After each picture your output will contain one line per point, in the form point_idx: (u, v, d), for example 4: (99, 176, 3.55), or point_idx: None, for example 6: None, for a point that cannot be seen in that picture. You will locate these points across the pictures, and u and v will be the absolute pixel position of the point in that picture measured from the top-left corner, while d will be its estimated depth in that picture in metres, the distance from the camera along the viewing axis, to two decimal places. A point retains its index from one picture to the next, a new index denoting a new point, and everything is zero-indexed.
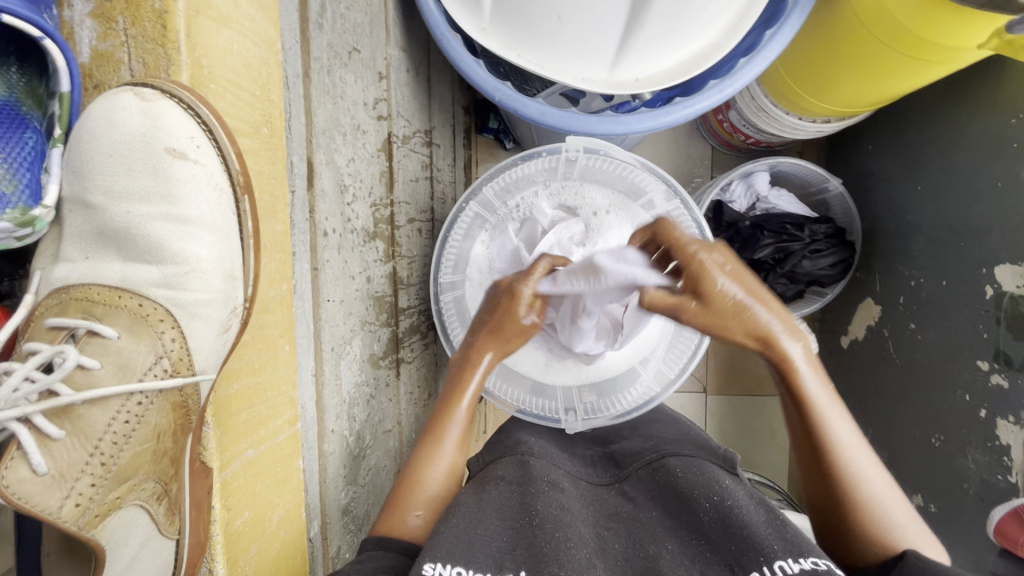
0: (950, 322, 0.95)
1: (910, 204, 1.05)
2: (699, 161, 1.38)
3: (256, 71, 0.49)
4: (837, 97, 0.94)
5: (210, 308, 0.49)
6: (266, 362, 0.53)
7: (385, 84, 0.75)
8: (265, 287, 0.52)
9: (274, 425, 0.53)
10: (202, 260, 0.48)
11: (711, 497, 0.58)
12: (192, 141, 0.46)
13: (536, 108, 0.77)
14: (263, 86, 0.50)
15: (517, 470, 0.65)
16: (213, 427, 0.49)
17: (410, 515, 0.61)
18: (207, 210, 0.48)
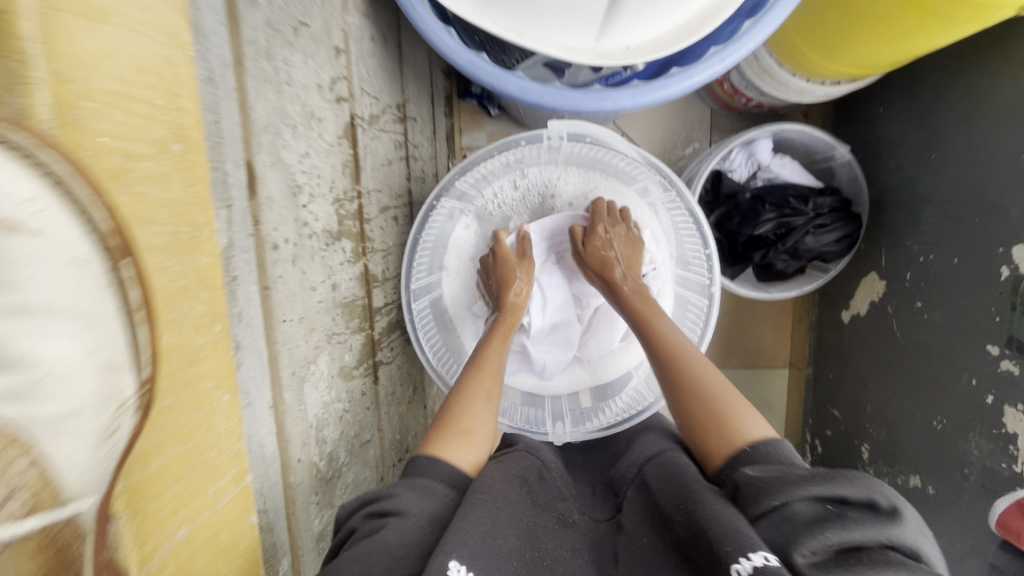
0: (960, 302, 0.90)
1: (922, 174, 0.98)
2: (698, 125, 1.29)
3: (155, 76, 0.33)
4: (849, 57, 0.85)
5: None
6: (196, 423, 0.38)
7: (343, 59, 0.66)
8: (188, 335, 0.36)
9: (215, 489, 0.42)
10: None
11: (681, 510, 0.56)
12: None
13: (516, 83, 0.68)
14: (170, 90, 0.34)
15: (536, 479, 0.64)
16: (128, 523, 0.33)
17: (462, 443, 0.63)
18: None
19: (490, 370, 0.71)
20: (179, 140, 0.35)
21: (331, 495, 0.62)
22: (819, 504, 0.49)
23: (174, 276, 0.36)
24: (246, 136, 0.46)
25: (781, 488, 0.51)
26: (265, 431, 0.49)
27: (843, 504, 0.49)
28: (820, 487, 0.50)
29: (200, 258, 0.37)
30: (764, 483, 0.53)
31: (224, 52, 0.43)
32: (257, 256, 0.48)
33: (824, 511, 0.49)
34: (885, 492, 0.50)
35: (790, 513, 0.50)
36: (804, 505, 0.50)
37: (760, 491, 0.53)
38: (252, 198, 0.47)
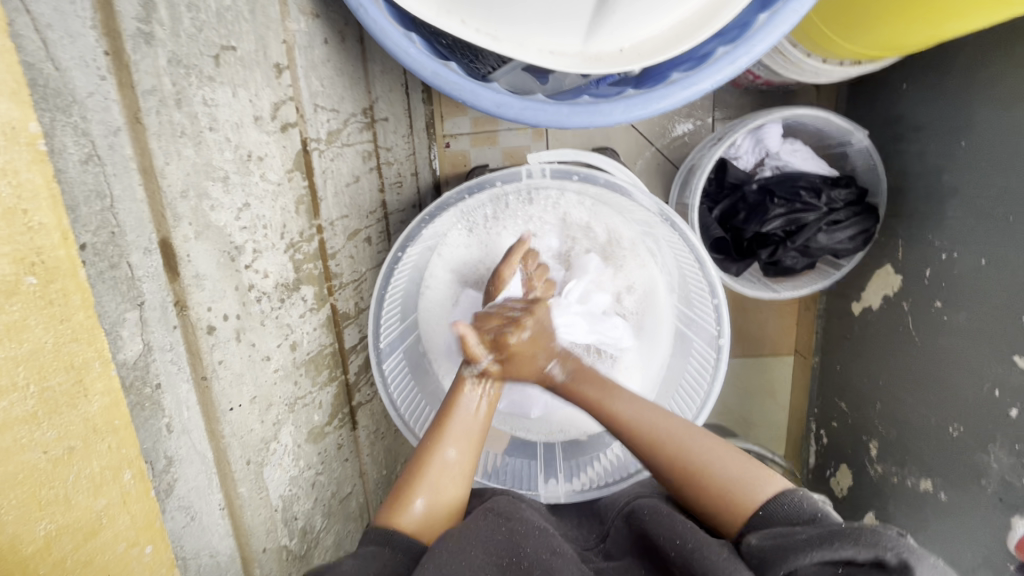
0: (985, 306, 0.84)
1: (949, 162, 0.89)
2: (699, 102, 1.16)
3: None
4: (874, 40, 0.74)
5: None
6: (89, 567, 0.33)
7: (288, 77, 0.56)
8: (85, 502, 0.32)
9: None
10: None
11: (672, 540, 0.47)
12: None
13: (491, 97, 0.58)
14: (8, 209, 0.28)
15: (505, 505, 0.54)
16: None
17: (413, 503, 0.51)
18: None
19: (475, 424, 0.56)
20: (34, 276, 0.29)
21: (303, 568, 0.57)
22: (825, 569, 0.39)
23: (49, 445, 0.30)
24: (158, 211, 0.39)
25: (783, 555, 0.41)
26: (219, 538, 0.46)
27: (850, 565, 0.38)
28: (827, 550, 0.39)
29: (91, 408, 0.32)
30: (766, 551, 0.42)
31: (110, 116, 0.35)
32: (186, 346, 0.42)
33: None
34: (894, 540, 0.38)
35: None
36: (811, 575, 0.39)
37: (765, 558, 0.42)
38: (174, 282, 0.41)
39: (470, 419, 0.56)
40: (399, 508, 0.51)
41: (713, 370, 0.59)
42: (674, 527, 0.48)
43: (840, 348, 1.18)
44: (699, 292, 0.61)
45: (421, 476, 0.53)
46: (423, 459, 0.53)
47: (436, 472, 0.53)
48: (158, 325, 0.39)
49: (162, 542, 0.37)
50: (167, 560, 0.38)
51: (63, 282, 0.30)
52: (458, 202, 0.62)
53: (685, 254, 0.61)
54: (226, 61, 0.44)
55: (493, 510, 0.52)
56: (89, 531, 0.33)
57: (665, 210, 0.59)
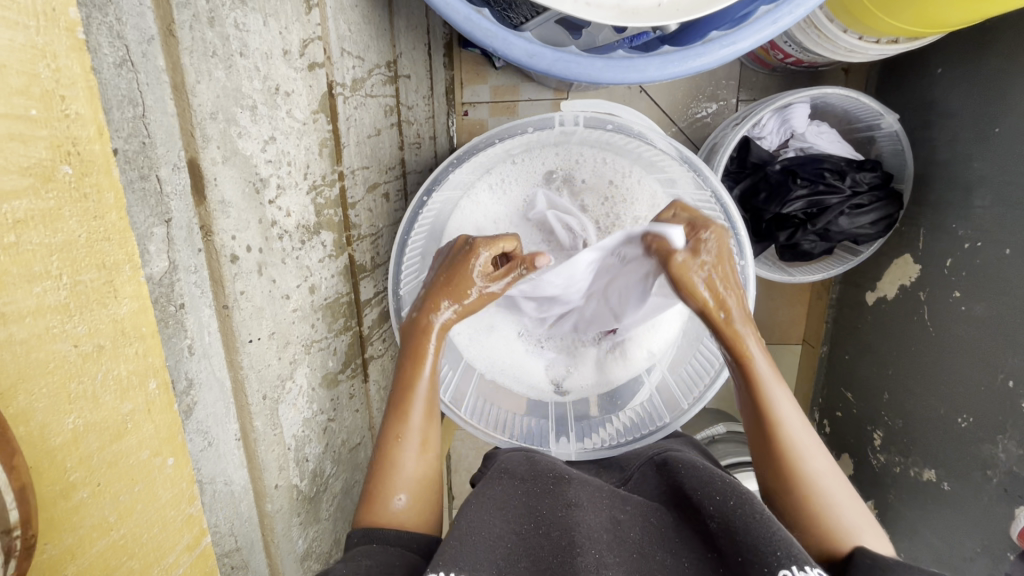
0: (1005, 297, 0.82)
1: (979, 151, 0.87)
2: (724, 81, 1.13)
3: (31, 67, 0.26)
4: (913, 12, 0.71)
5: None
6: (112, 479, 0.34)
7: (318, 14, 0.55)
8: (111, 405, 0.33)
9: (165, 564, 0.38)
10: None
11: (715, 497, 0.45)
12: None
13: (523, 47, 0.57)
14: (48, 94, 0.27)
15: (521, 463, 0.54)
16: None
17: (393, 498, 0.51)
18: None
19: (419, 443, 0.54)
20: (70, 166, 0.29)
21: (316, 512, 0.57)
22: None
23: (80, 339, 0.30)
24: (187, 129, 0.39)
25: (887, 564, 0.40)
26: (233, 467, 0.46)
27: None
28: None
29: (120, 310, 0.32)
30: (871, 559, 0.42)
31: (144, 23, 0.35)
32: (209, 271, 0.42)
33: None
34: None
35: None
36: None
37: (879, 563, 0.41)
38: (200, 205, 0.40)
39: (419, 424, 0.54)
40: (380, 507, 0.50)
41: None
42: (706, 488, 0.47)
43: (851, 338, 1.17)
44: (722, 252, 0.61)
45: (387, 476, 0.52)
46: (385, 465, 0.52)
47: (408, 464, 0.52)
48: (183, 246, 0.40)
49: (182, 458, 0.38)
50: (188, 474, 0.38)
51: (96, 178, 0.30)
52: (488, 148, 0.62)
53: (711, 214, 0.61)
54: None
55: (508, 472, 0.53)
56: (107, 436, 0.33)
57: (688, 155, 0.60)
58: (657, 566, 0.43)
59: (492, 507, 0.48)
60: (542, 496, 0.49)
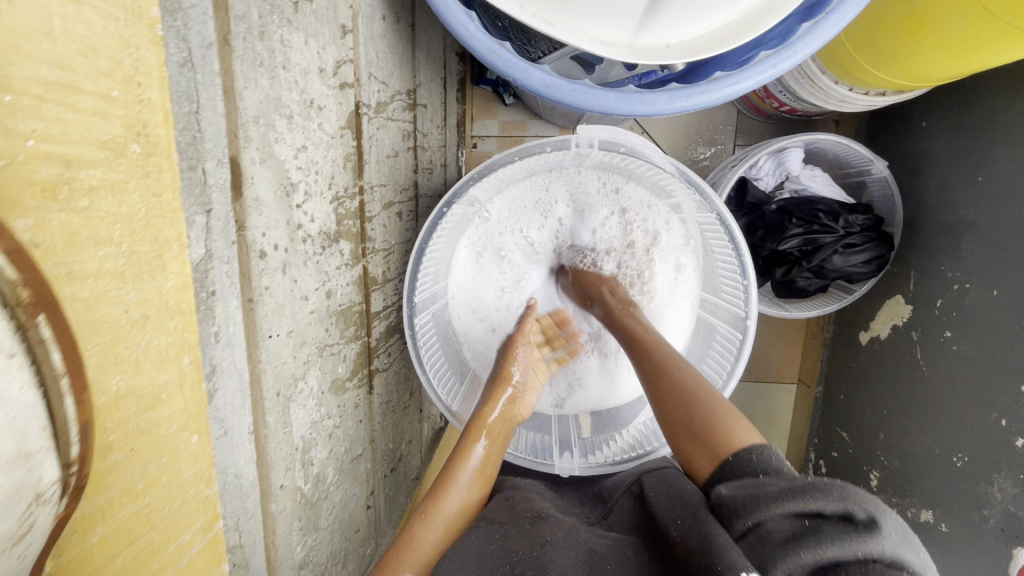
0: (996, 338, 0.84)
1: (966, 198, 0.91)
2: (722, 126, 1.19)
3: (116, 53, 0.29)
4: (900, 68, 0.75)
5: None
6: (144, 455, 0.34)
7: (350, 40, 0.59)
8: (148, 373, 0.34)
9: (177, 545, 0.38)
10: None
11: (679, 521, 0.47)
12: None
13: (541, 78, 0.61)
14: (126, 78, 0.29)
15: (501, 505, 0.55)
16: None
17: (430, 528, 0.52)
18: None
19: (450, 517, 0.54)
20: (139, 145, 0.31)
21: (316, 519, 0.56)
22: (795, 521, 0.40)
23: (131, 306, 0.32)
24: (233, 130, 0.41)
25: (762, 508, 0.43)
26: (244, 462, 0.46)
27: (821, 517, 0.40)
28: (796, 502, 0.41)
29: (167, 284, 0.33)
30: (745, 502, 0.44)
31: (206, 30, 0.38)
32: (240, 265, 0.43)
33: (803, 527, 0.40)
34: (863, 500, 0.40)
35: (765, 534, 0.42)
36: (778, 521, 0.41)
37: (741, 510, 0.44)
38: (237, 200, 0.42)
39: (462, 501, 0.55)
40: None
41: (737, 353, 0.60)
42: (684, 511, 0.48)
43: (846, 376, 1.19)
44: (727, 273, 0.62)
45: (408, 552, 0.51)
46: (410, 539, 0.51)
47: (429, 546, 0.51)
48: (220, 237, 0.41)
49: (207, 437, 0.38)
50: (208, 455, 0.39)
51: (160, 159, 0.32)
52: (503, 166, 0.61)
53: (718, 235, 0.62)
54: (302, 9, 0.48)
55: (485, 517, 0.53)
56: (151, 409, 0.34)
57: (684, 169, 0.60)
58: None
59: (463, 550, 0.49)
60: (517, 535, 0.50)
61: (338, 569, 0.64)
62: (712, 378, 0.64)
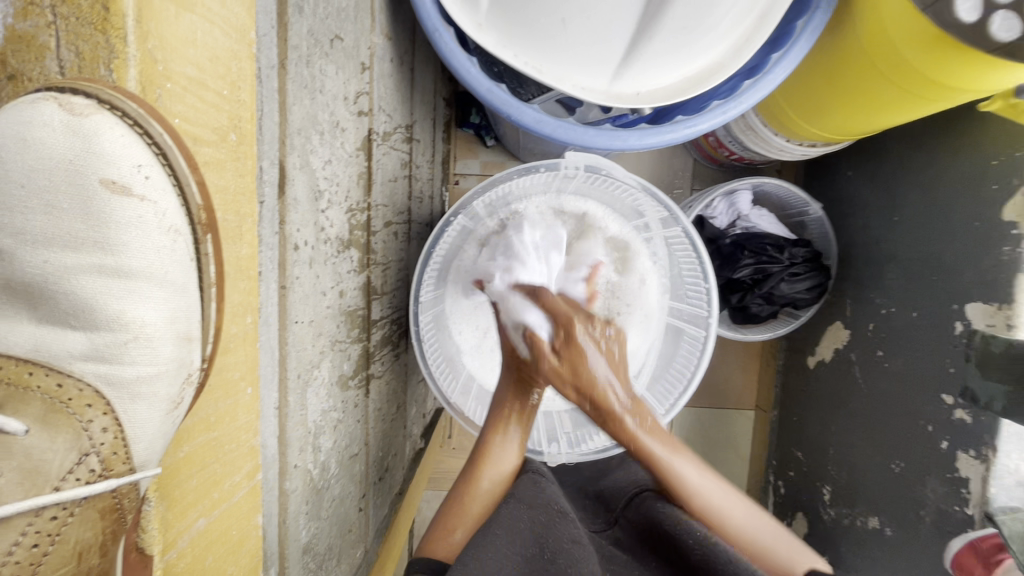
0: (918, 353, 0.97)
1: (886, 234, 1.06)
2: (681, 172, 1.34)
3: (225, 65, 0.39)
4: (824, 123, 0.90)
5: (156, 385, 0.39)
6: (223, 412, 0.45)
7: (368, 76, 0.67)
8: (228, 324, 0.43)
9: (230, 483, 0.46)
10: (150, 326, 0.38)
11: (696, 531, 0.56)
12: (138, 171, 0.36)
13: (532, 115, 0.71)
14: (233, 83, 0.40)
15: (528, 487, 0.61)
16: (156, 504, 0.41)
17: (451, 534, 0.60)
18: (155, 258, 0.38)
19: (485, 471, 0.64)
20: None
21: (320, 506, 0.59)
22: None
23: None
24: (282, 138, 0.48)
25: None
26: (268, 435, 0.50)
27: None
28: None
29: None
30: None
31: (271, 56, 0.46)
32: (279, 257, 0.49)
33: None
34: None
35: None
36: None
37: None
38: (280, 198, 0.48)
39: (506, 461, 0.65)
40: (440, 542, 0.59)
41: (703, 345, 0.70)
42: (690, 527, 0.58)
43: (798, 398, 1.29)
44: (690, 278, 0.73)
45: (458, 514, 0.62)
46: (464, 500, 0.63)
47: (475, 506, 0.63)
48: (267, 226, 0.47)
49: (258, 391, 0.48)
50: (257, 405, 0.48)
51: None
52: (505, 180, 0.71)
53: (680, 246, 0.72)
54: (336, 46, 0.56)
55: (516, 496, 0.59)
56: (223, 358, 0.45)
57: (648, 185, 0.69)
58: None
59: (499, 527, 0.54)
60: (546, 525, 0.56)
61: (332, 566, 0.66)
62: (683, 369, 0.73)
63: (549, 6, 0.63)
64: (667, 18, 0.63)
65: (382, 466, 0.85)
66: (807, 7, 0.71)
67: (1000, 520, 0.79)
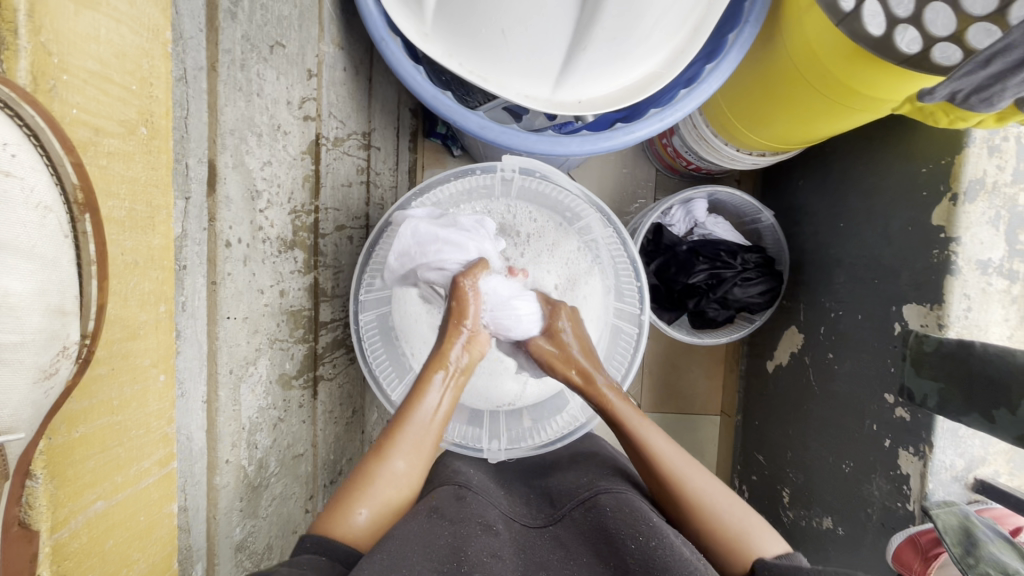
0: (864, 355, 0.99)
1: (834, 240, 1.09)
2: (643, 182, 1.38)
3: (134, 62, 0.41)
4: (766, 133, 0.94)
5: (21, 353, 0.34)
6: (130, 397, 0.44)
7: (315, 82, 0.69)
8: (133, 309, 0.43)
9: (137, 468, 0.45)
10: (15, 296, 0.34)
11: (637, 538, 0.54)
12: (3, 147, 0.33)
13: (476, 121, 0.72)
14: (143, 80, 0.42)
15: (451, 504, 0.59)
16: (42, 483, 0.37)
17: (355, 514, 0.57)
18: (21, 232, 0.34)
19: (398, 434, 0.62)
20: None
21: (256, 504, 0.60)
22: None
23: None
24: (213, 137, 0.50)
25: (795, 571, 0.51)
26: (197, 428, 0.51)
27: None
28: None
29: None
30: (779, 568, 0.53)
31: (200, 59, 0.48)
32: (208, 252, 0.50)
33: None
34: None
35: None
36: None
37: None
38: (210, 195, 0.50)
39: (424, 425, 0.64)
40: (342, 521, 0.57)
41: (637, 342, 0.76)
42: (634, 531, 0.55)
43: (758, 403, 1.32)
44: (623, 282, 0.77)
45: (367, 487, 0.59)
46: (370, 475, 0.60)
47: (382, 482, 0.60)
48: (194, 222, 0.48)
49: (172, 377, 0.48)
50: (171, 392, 0.48)
51: None
52: (442, 184, 0.75)
53: (614, 248, 0.77)
54: (276, 52, 0.58)
55: (438, 512, 0.57)
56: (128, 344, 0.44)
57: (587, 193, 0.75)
58: None
59: (418, 547, 0.52)
60: (467, 535, 0.55)
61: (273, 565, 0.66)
62: (619, 364, 0.78)
63: (487, 17, 0.66)
64: (598, 29, 0.65)
65: (337, 469, 0.86)
66: (738, 21, 0.75)
67: (934, 514, 0.79)
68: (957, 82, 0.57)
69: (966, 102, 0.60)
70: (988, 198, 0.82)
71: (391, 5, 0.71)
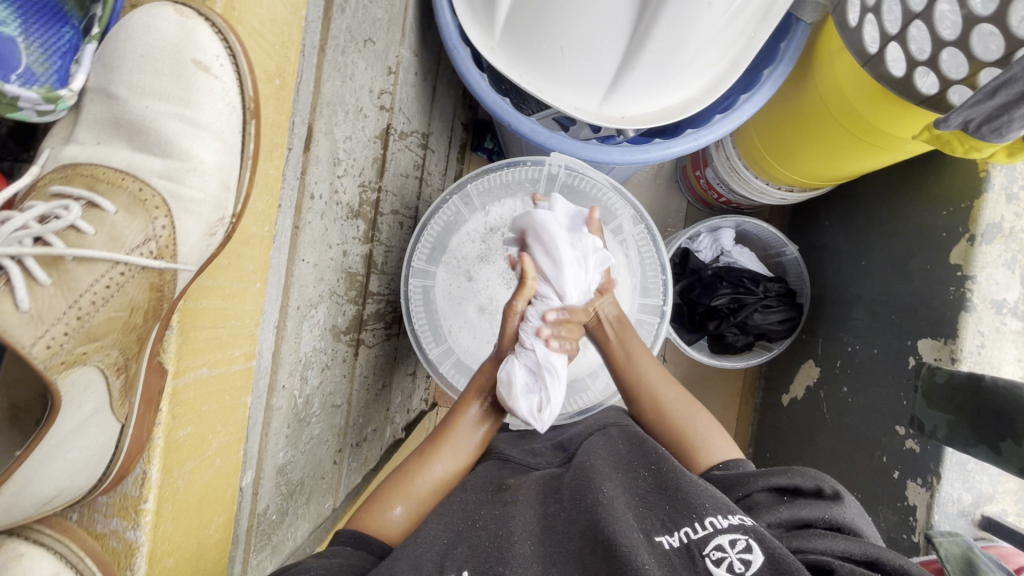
0: (878, 389, 1.02)
1: (855, 277, 1.13)
2: (674, 212, 1.44)
3: (280, 27, 0.52)
4: (795, 168, 1.00)
5: (203, 208, 0.50)
6: (235, 293, 0.53)
7: (393, 79, 0.79)
8: (249, 224, 0.54)
9: (232, 353, 0.53)
10: (206, 161, 0.50)
11: (651, 467, 0.60)
12: (217, 60, 0.48)
13: (528, 125, 0.80)
14: (284, 42, 0.53)
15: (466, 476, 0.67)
16: (175, 332, 0.49)
17: (391, 509, 0.63)
18: (218, 120, 0.50)
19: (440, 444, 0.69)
20: None
21: (299, 435, 0.66)
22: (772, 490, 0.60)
23: None
24: (314, 106, 0.59)
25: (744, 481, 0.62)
26: (267, 348, 0.59)
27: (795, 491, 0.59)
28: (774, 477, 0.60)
29: None
30: (727, 479, 0.63)
31: (313, 40, 0.58)
32: (296, 201, 0.59)
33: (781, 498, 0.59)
34: (820, 477, 0.61)
35: (752, 501, 0.60)
36: (763, 494, 0.60)
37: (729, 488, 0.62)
38: (306, 152, 0.59)
39: (462, 443, 0.70)
40: (380, 516, 0.62)
41: (657, 333, 0.84)
42: (646, 461, 0.61)
43: (771, 435, 1.32)
44: (649, 275, 0.84)
45: (405, 486, 0.65)
46: (409, 477, 0.66)
47: (419, 482, 0.65)
48: (291, 170, 0.57)
49: (265, 287, 0.56)
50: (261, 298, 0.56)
51: None
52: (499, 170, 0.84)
53: (644, 244, 0.84)
54: (369, 45, 0.68)
55: (462, 487, 0.64)
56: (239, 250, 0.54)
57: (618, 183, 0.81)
58: (599, 493, 0.57)
59: (435, 517, 0.58)
60: (479, 501, 0.61)
61: (300, 499, 0.71)
62: None
63: (550, 35, 0.75)
64: (646, 51, 0.74)
65: (364, 434, 0.91)
66: (774, 59, 0.83)
67: (937, 541, 0.79)
68: (968, 111, 0.62)
69: (978, 131, 0.64)
70: (1006, 241, 0.86)
71: (466, 20, 0.81)
